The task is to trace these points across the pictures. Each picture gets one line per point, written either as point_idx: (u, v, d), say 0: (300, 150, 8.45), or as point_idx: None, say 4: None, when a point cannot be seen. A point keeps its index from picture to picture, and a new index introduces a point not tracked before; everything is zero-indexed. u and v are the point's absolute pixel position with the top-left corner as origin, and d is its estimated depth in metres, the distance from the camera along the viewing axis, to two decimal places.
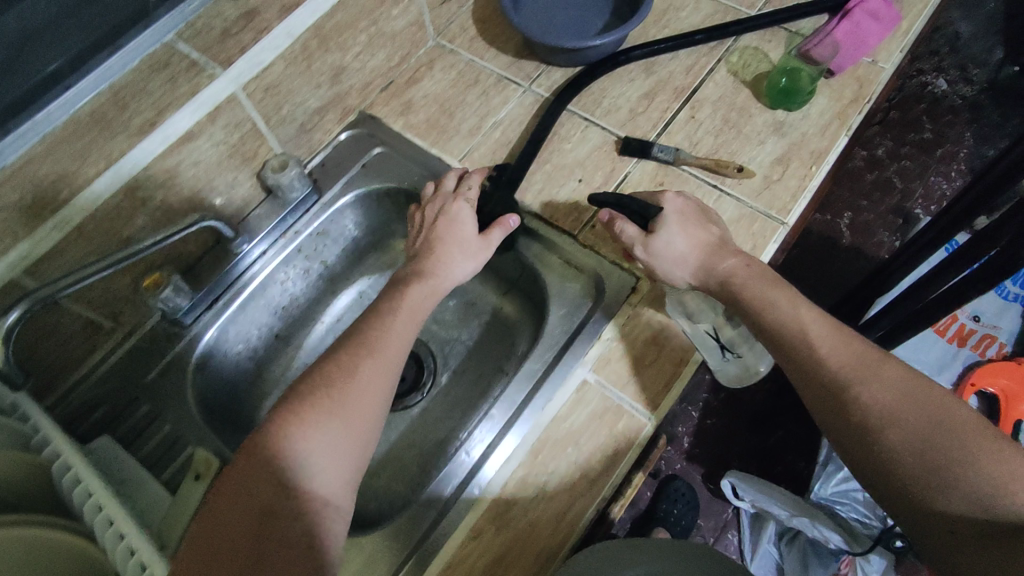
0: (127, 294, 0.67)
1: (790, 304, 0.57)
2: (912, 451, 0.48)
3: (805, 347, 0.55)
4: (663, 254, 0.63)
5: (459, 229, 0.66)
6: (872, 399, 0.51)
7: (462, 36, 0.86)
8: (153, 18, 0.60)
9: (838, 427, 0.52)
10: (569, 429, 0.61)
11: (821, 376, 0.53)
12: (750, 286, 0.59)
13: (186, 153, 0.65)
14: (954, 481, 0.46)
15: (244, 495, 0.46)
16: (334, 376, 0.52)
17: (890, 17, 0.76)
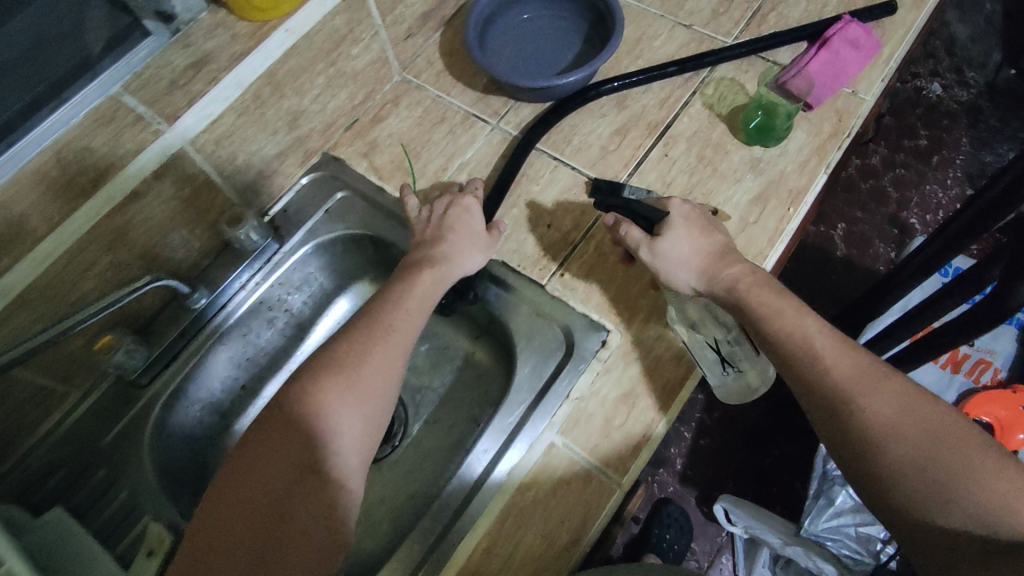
0: (78, 356, 0.64)
1: (796, 314, 0.57)
2: (915, 466, 0.49)
3: (809, 359, 0.54)
4: (667, 254, 0.61)
5: (467, 229, 0.66)
6: (876, 413, 0.51)
7: (428, 70, 0.83)
8: (98, 69, 0.60)
9: (839, 439, 0.52)
10: (536, 498, 0.60)
11: (825, 387, 0.53)
12: (754, 293, 0.58)
13: (135, 212, 0.62)
14: (956, 498, 0.47)
15: (268, 461, 0.50)
16: (347, 359, 0.55)
17: (871, 44, 0.74)
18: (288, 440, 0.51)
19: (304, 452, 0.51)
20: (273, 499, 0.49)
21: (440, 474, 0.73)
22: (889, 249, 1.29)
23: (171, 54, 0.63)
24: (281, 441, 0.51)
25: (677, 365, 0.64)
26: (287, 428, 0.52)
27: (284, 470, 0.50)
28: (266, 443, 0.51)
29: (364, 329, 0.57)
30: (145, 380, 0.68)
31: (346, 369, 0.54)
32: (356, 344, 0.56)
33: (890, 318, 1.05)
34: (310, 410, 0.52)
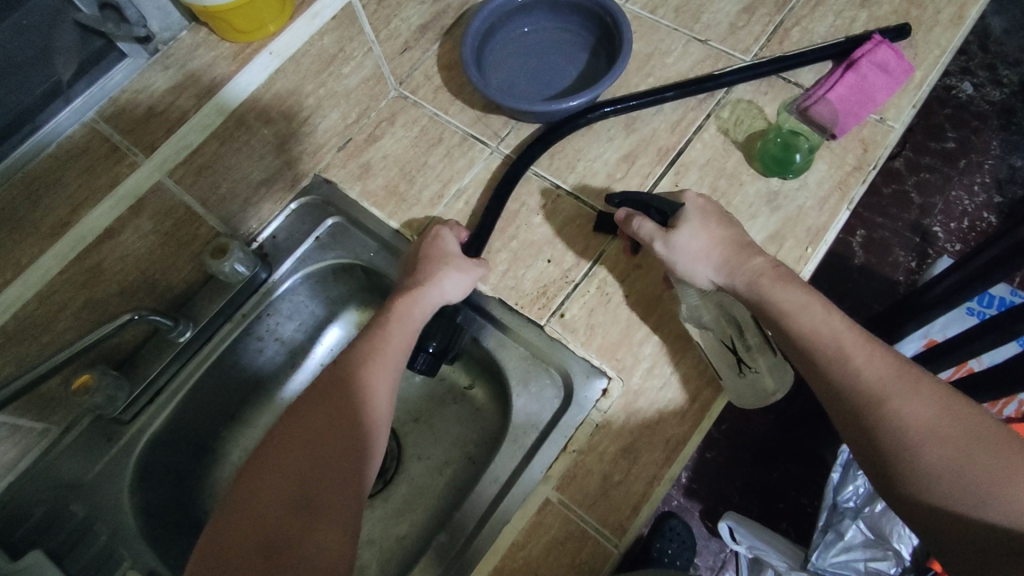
0: (55, 394, 0.62)
1: (825, 312, 0.54)
2: (950, 466, 0.45)
3: (838, 358, 0.51)
4: (683, 249, 0.59)
5: (439, 255, 0.64)
6: (908, 412, 0.48)
7: (426, 85, 0.78)
8: (70, 96, 0.57)
9: (870, 442, 0.49)
10: (526, 560, 0.56)
11: (856, 388, 0.50)
12: (780, 290, 0.55)
13: (111, 250, 0.60)
14: (998, 501, 0.43)
15: (274, 481, 0.48)
16: (341, 379, 0.54)
17: (902, 68, 0.69)
18: (284, 470, 0.48)
19: (300, 482, 0.48)
20: (272, 531, 0.45)
21: (431, 515, 0.70)
22: (910, 258, 1.23)
23: (151, 77, 0.59)
24: (276, 473, 0.48)
25: (682, 419, 0.60)
26: (280, 460, 0.49)
27: (280, 503, 0.47)
28: (258, 479, 0.48)
29: (342, 378, 0.54)
30: (127, 417, 0.66)
31: (338, 393, 0.53)
32: (344, 371, 0.55)
33: (910, 348, 0.98)
34: (309, 426, 0.51)
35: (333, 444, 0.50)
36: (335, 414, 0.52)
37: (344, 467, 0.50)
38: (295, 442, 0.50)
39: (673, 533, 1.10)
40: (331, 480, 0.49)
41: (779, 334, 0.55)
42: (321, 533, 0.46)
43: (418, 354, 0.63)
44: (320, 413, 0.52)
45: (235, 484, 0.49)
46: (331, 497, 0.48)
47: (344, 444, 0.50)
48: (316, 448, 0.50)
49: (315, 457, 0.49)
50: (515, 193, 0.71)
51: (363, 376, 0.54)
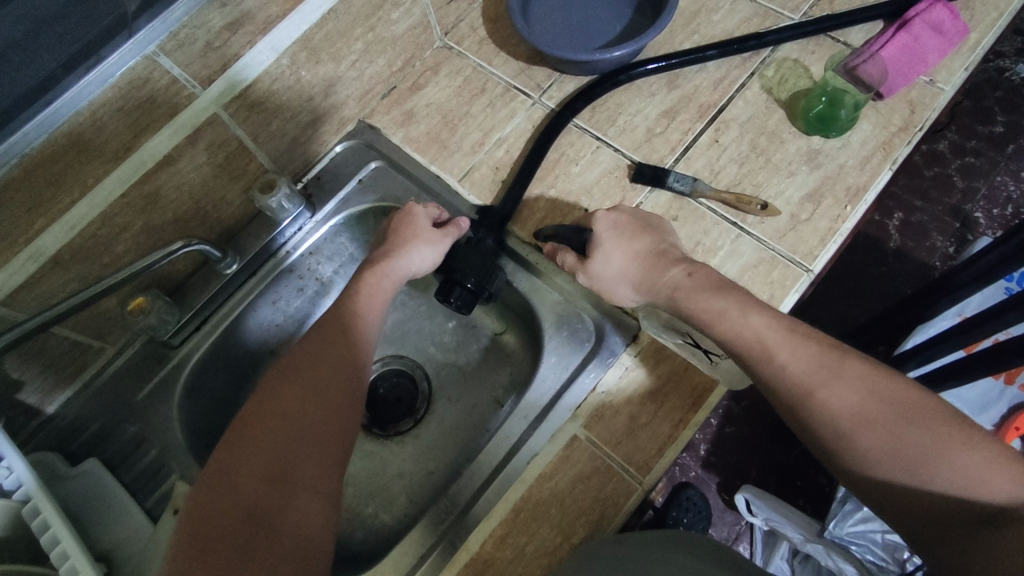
0: (112, 315, 0.65)
1: (741, 314, 0.53)
2: (886, 451, 0.46)
3: (763, 359, 0.51)
4: (603, 275, 0.62)
5: (419, 226, 0.65)
6: (837, 403, 0.48)
7: (471, 37, 0.79)
8: (133, 29, 0.55)
9: (811, 435, 0.50)
10: (552, 492, 0.58)
11: (786, 386, 0.50)
12: (692, 298, 0.56)
13: (167, 177, 0.62)
14: (931, 476, 0.44)
15: (252, 456, 0.48)
16: (307, 356, 0.55)
17: (957, 29, 0.67)
18: (274, 436, 0.50)
19: (276, 457, 0.49)
20: (253, 501, 0.46)
21: (459, 453, 0.72)
22: (948, 243, 1.21)
23: (209, 13, 0.59)
24: (262, 440, 0.49)
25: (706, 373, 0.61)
26: (269, 427, 0.50)
27: (260, 480, 0.47)
28: (244, 444, 0.49)
29: (311, 358, 0.55)
30: (176, 341, 0.69)
31: (308, 371, 0.54)
32: (330, 345, 0.56)
33: (944, 324, 0.99)
34: (281, 402, 0.52)
35: (311, 418, 0.52)
36: (323, 382, 0.53)
37: (331, 436, 0.52)
38: (281, 412, 0.51)
39: (689, 503, 1.10)
40: (314, 454, 0.50)
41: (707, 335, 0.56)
42: (301, 506, 0.47)
43: (454, 290, 0.65)
44: (305, 382, 0.53)
45: (213, 459, 0.49)
46: (314, 470, 0.49)
47: (331, 415, 0.52)
48: (303, 415, 0.51)
49: (289, 432, 0.50)
50: (555, 143, 0.71)
51: (350, 348, 0.56)
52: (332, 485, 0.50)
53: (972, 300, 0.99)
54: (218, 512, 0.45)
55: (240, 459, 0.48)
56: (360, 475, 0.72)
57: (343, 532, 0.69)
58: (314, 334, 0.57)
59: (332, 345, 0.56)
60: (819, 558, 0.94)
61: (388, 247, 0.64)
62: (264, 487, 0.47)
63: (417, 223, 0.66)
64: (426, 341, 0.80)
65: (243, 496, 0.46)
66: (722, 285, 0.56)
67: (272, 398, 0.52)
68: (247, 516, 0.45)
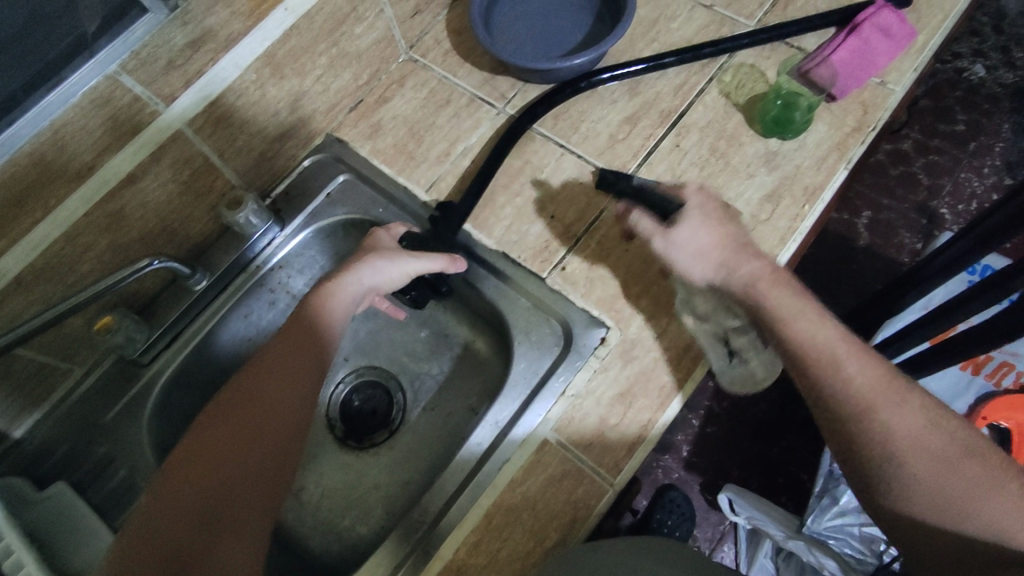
0: (79, 335, 0.64)
1: (818, 322, 0.54)
2: (935, 481, 0.48)
3: (828, 369, 0.52)
4: (681, 247, 0.59)
5: (388, 251, 0.64)
6: (897, 426, 0.49)
7: (435, 49, 0.80)
8: (95, 49, 0.57)
9: (853, 449, 0.51)
10: (524, 496, 0.59)
11: (847, 397, 0.51)
12: (775, 299, 0.55)
13: (131, 196, 0.62)
14: (972, 514, 0.46)
15: (185, 494, 0.48)
16: (245, 389, 0.54)
17: (905, 32, 0.70)
18: (208, 475, 0.50)
19: (210, 497, 0.49)
20: (183, 541, 0.46)
21: (434, 463, 0.72)
22: (916, 239, 1.24)
23: (171, 32, 0.60)
24: (197, 478, 0.49)
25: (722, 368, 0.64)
26: (203, 464, 0.50)
27: (189, 521, 0.47)
28: (179, 481, 0.49)
29: (250, 392, 0.54)
30: (146, 359, 0.68)
31: (246, 408, 0.53)
32: (275, 377, 0.55)
33: (911, 318, 1.02)
34: (215, 438, 0.51)
35: (247, 457, 0.51)
36: (266, 413, 0.54)
37: (270, 471, 0.52)
38: (217, 449, 0.51)
39: (673, 505, 1.11)
40: (247, 493, 0.50)
41: (773, 337, 0.56)
42: (229, 547, 0.47)
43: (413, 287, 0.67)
44: (243, 418, 0.53)
45: (149, 492, 0.49)
46: (247, 512, 0.50)
47: (269, 453, 0.53)
48: (240, 451, 0.51)
49: (224, 472, 0.50)
50: (521, 151, 0.72)
51: (293, 379, 0.55)
52: (265, 525, 0.51)
53: (937, 293, 1.02)
54: (145, 552, 0.45)
55: (176, 488, 0.49)
56: (337, 488, 0.73)
57: (320, 545, 0.70)
58: (266, 357, 0.56)
59: (272, 377, 0.55)
60: (801, 555, 0.94)
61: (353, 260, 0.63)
62: (194, 527, 0.47)
63: (388, 249, 0.64)
64: (399, 351, 0.80)
65: (173, 536, 0.47)
66: (797, 293, 0.56)
67: (209, 433, 0.52)
68: (173, 558, 0.45)
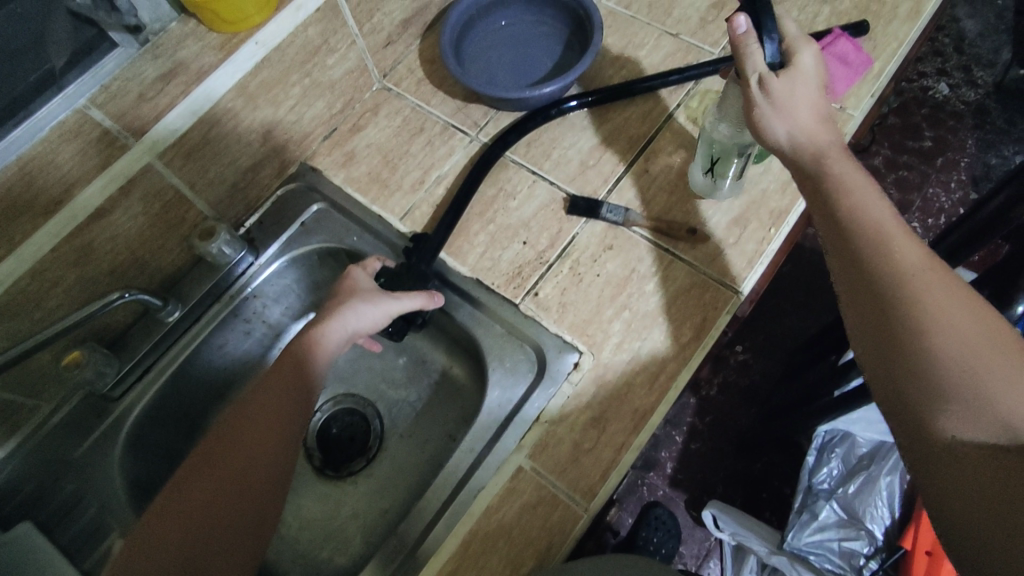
0: (47, 371, 0.64)
1: (881, 204, 0.48)
2: (966, 368, 0.39)
3: (874, 239, 0.45)
4: (780, 98, 0.52)
5: (366, 291, 0.63)
6: (938, 306, 0.41)
7: (409, 78, 0.81)
8: (63, 84, 0.58)
9: (881, 326, 0.43)
10: (500, 524, 0.58)
11: (887, 270, 0.44)
12: (845, 170, 0.50)
13: (100, 229, 0.62)
14: (994, 409, 0.37)
15: (161, 547, 0.46)
16: (226, 436, 0.53)
17: (861, 60, 0.72)
18: (187, 525, 0.48)
19: (189, 547, 0.47)
20: None
21: (413, 491, 0.72)
22: None
23: (142, 65, 0.61)
24: (174, 529, 0.47)
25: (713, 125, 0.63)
26: (181, 515, 0.48)
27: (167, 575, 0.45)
28: (157, 533, 0.47)
29: (230, 438, 0.53)
30: (117, 394, 0.68)
31: (226, 454, 0.52)
32: (257, 422, 0.54)
33: None
34: (194, 487, 0.50)
35: (228, 504, 0.50)
36: (250, 459, 0.52)
37: (253, 517, 0.50)
38: (196, 497, 0.49)
39: (658, 522, 1.11)
40: (228, 543, 0.48)
41: (822, 208, 0.50)
42: None
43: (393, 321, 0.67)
44: (223, 465, 0.51)
45: (125, 546, 0.47)
46: (227, 561, 0.47)
47: (251, 499, 0.51)
48: (221, 498, 0.50)
49: (204, 520, 0.48)
50: (493, 179, 0.73)
51: (274, 423, 0.55)
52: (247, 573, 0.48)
53: None
54: None
55: (158, 534, 0.47)
56: (315, 518, 0.72)
57: None
58: (249, 402, 0.56)
59: (253, 421, 0.54)
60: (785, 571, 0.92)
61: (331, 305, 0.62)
62: None
63: (366, 290, 0.64)
64: (377, 379, 0.80)
65: None
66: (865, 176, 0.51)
67: (188, 482, 0.50)
68: None
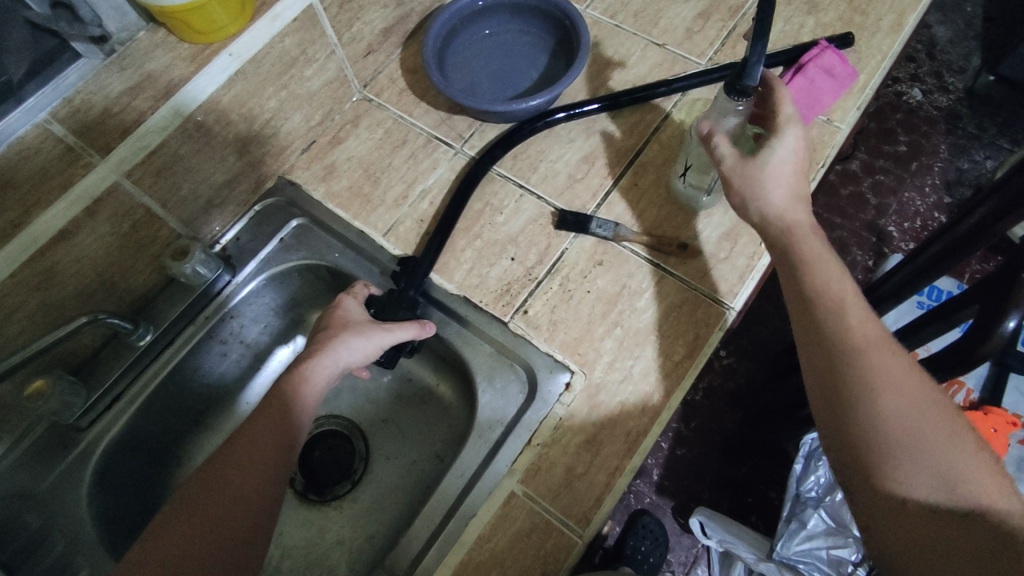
0: (8, 401, 0.60)
1: (839, 273, 0.51)
2: (903, 425, 0.43)
3: (832, 309, 0.48)
4: (752, 177, 0.55)
5: (355, 323, 0.61)
6: (881, 371, 0.45)
7: (390, 88, 0.79)
8: (21, 96, 0.54)
9: (831, 386, 0.47)
10: (492, 553, 0.56)
11: (838, 337, 0.47)
12: (808, 242, 0.52)
13: (65, 252, 0.58)
14: (923, 462, 0.42)
15: None
16: (208, 477, 0.51)
17: (847, 72, 0.70)
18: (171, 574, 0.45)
19: None
20: None
21: (400, 515, 0.69)
22: (867, 257, 1.27)
23: (108, 78, 0.58)
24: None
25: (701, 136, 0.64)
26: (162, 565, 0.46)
27: None
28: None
29: (211, 479, 0.50)
30: (85, 423, 0.64)
31: (208, 497, 0.49)
32: (239, 462, 0.51)
33: None
34: (173, 534, 0.47)
35: (209, 553, 0.47)
36: (233, 501, 0.50)
37: (237, 563, 0.48)
38: (175, 546, 0.47)
39: (645, 531, 1.11)
40: None
41: (790, 274, 0.52)
42: None
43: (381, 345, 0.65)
44: (205, 510, 0.49)
45: None
46: None
47: (234, 544, 0.48)
48: (201, 546, 0.47)
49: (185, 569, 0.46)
50: (479, 193, 0.72)
51: (258, 462, 0.52)
52: None
53: (892, 316, 1.05)
54: None
55: None
56: (298, 546, 0.69)
57: None
58: (233, 439, 0.53)
59: (235, 461, 0.51)
60: None
61: (318, 342, 0.59)
62: None
63: (354, 321, 0.61)
64: (361, 399, 0.77)
65: None
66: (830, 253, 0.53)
67: (169, 529, 0.48)
68: None
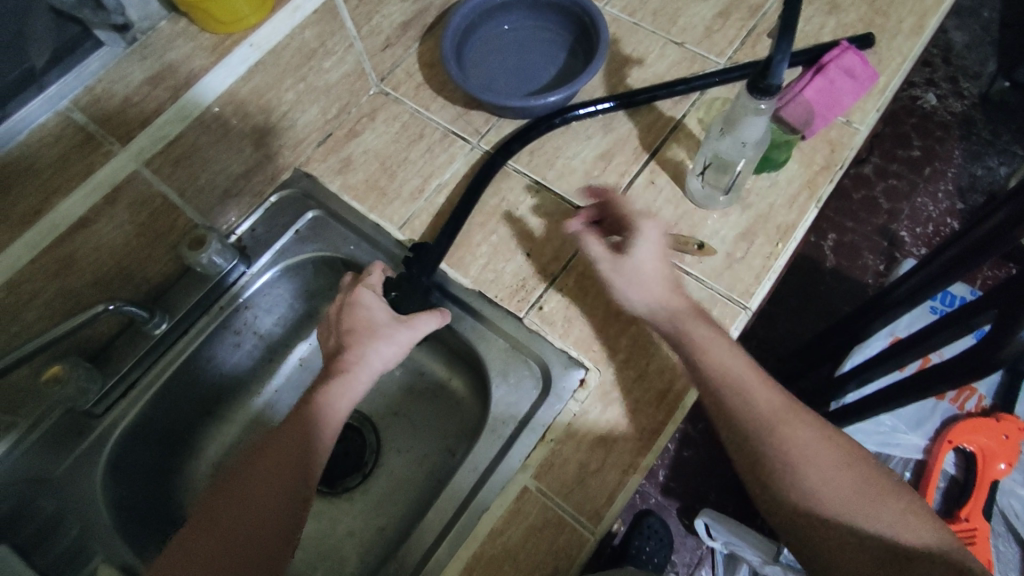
0: (24, 385, 0.60)
1: (764, 388, 0.56)
2: (858, 541, 0.50)
3: (769, 439, 0.53)
4: (630, 273, 0.60)
5: (376, 321, 0.62)
6: (820, 490, 0.51)
7: (407, 82, 0.79)
8: (44, 83, 0.55)
9: (792, 516, 0.52)
10: (504, 548, 0.56)
11: (780, 470, 0.53)
12: (725, 362, 0.56)
13: (84, 240, 0.59)
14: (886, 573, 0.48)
15: None
16: (233, 486, 0.53)
17: (868, 74, 0.70)
18: None
19: None
20: None
21: (410, 509, 0.69)
22: (879, 262, 1.26)
23: (129, 66, 0.57)
24: None
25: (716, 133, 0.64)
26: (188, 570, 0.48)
27: None
28: None
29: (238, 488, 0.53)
30: (100, 410, 0.64)
31: (236, 503, 0.52)
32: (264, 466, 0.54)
33: (877, 346, 1.04)
34: (200, 539, 0.50)
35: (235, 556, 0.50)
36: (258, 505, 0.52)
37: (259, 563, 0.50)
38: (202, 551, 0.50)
39: (651, 531, 1.10)
40: None
41: (720, 402, 0.56)
42: None
43: None
44: (231, 515, 0.51)
45: None
46: None
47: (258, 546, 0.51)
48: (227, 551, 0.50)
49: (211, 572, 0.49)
50: (495, 188, 0.72)
51: (281, 466, 0.54)
52: None
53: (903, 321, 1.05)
54: None
55: None
56: (309, 537, 0.70)
57: None
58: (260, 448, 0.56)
59: (261, 467, 0.54)
60: None
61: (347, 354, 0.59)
62: None
63: (374, 318, 0.62)
64: (372, 391, 0.77)
65: None
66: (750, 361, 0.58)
67: (197, 538, 0.51)
68: None
